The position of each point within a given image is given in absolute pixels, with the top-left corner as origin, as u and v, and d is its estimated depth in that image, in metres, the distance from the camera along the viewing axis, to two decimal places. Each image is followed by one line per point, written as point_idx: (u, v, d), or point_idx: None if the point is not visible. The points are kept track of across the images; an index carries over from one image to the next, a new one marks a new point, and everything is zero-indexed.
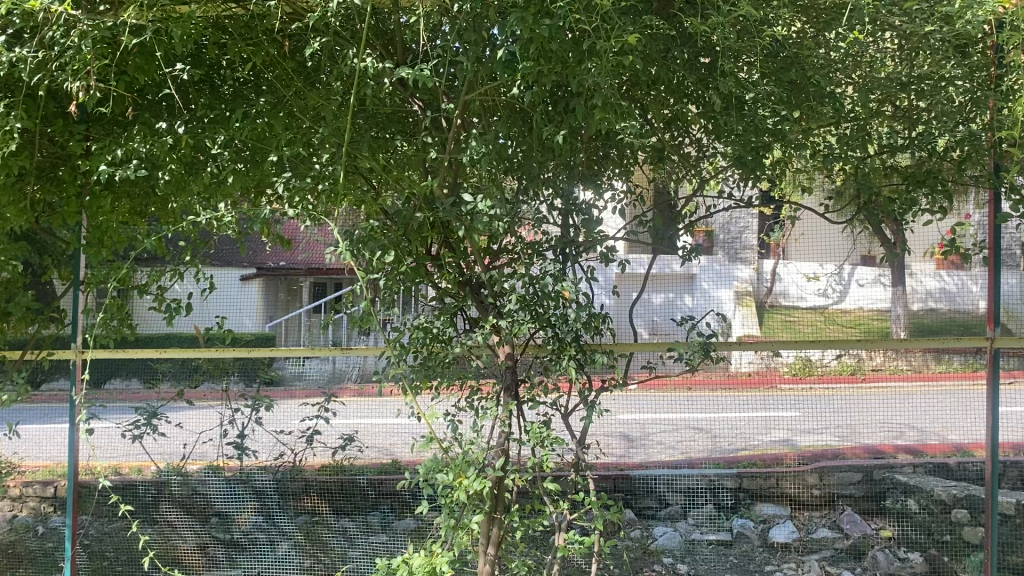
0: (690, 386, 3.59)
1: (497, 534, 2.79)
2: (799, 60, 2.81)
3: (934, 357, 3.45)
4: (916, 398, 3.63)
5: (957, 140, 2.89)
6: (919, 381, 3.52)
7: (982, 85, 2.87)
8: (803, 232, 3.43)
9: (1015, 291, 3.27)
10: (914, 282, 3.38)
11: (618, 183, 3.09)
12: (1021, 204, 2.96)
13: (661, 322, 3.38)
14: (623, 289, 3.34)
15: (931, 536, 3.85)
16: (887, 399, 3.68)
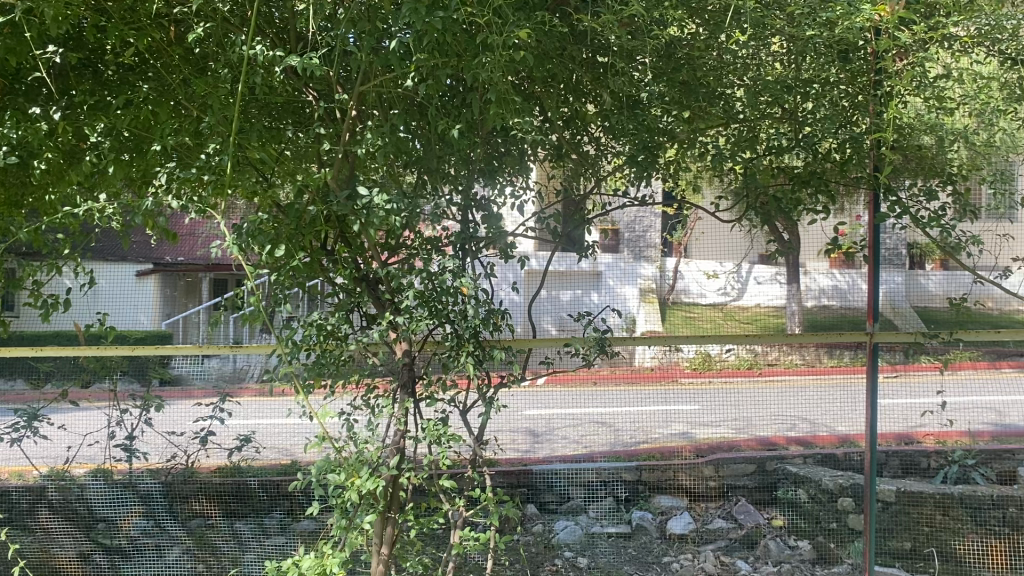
0: (596, 379, 3.74)
1: (391, 534, 2.75)
2: (690, 61, 2.93)
3: (825, 352, 3.61)
4: (809, 390, 3.84)
5: (838, 144, 3.01)
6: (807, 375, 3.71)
7: (864, 89, 2.97)
8: (703, 231, 3.50)
9: (898, 287, 3.43)
10: (809, 280, 3.48)
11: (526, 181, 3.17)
12: (896, 205, 3.07)
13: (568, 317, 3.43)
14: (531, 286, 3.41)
15: (819, 523, 3.97)
16: (779, 392, 3.85)
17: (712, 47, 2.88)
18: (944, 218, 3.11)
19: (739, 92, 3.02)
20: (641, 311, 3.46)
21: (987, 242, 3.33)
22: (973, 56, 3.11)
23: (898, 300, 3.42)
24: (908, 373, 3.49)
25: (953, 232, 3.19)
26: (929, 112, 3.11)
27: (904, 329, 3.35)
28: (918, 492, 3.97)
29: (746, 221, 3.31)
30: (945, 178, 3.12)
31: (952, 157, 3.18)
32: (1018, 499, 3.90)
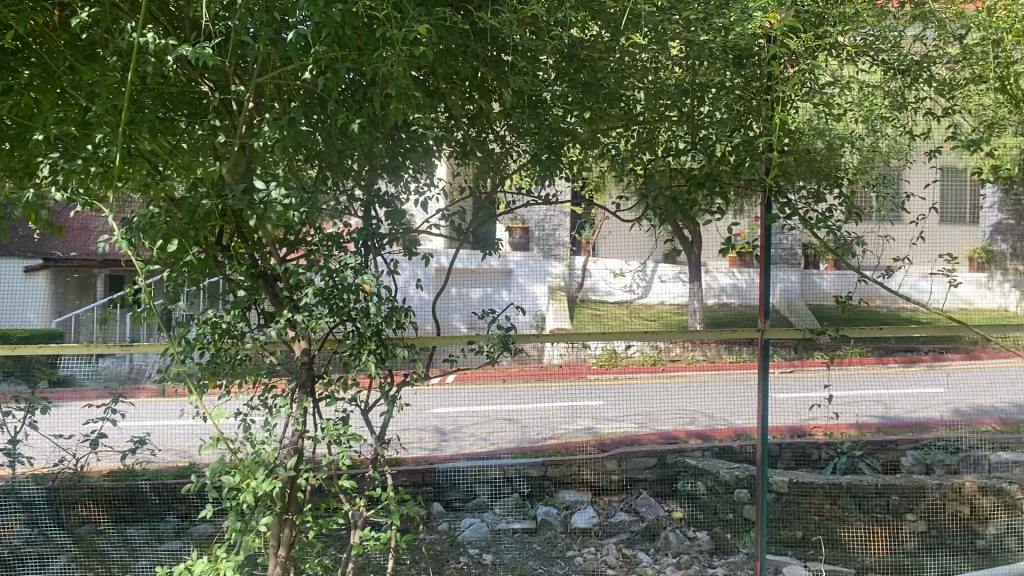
0: (507, 378, 3.63)
1: (289, 536, 2.70)
2: (592, 61, 2.95)
3: (725, 348, 3.68)
4: (709, 385, 3.83)
5: (732, 146, 3.13)
6: (710, 370, 3.71)
7: (758, 94, 3.04)
8: (612, 229, 3.51)
9: (793, 286, 3.51)
10: (709, 278, 3.56)
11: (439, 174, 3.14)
12: (785, 206, 3.16)
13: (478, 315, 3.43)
14: (441, 284, 3.39)
15: (717, 515, 4.10)
16: (685, 384, 3.87)
17: (612, 49, 2.93)
18: (830, 219, 3.25)
19: (638, 93, 3.09)
20: (550, 309, 3.49)
21: (870, 243, 3.50)
22: (859, 65, 3.29)
23: (794, 300, 3.53)
24: (803, 368, 3.56)
25: (841, 233, 3.34)
26: (817, 119, 3.23)
27: (798, 326, 3.51)
28: (808, 483, 4.10)
29: (644, 221, 3.45)
30: (831, 182, 3.28)
31: (842, 162, 3.29)
32: (900, 487, 4.15)
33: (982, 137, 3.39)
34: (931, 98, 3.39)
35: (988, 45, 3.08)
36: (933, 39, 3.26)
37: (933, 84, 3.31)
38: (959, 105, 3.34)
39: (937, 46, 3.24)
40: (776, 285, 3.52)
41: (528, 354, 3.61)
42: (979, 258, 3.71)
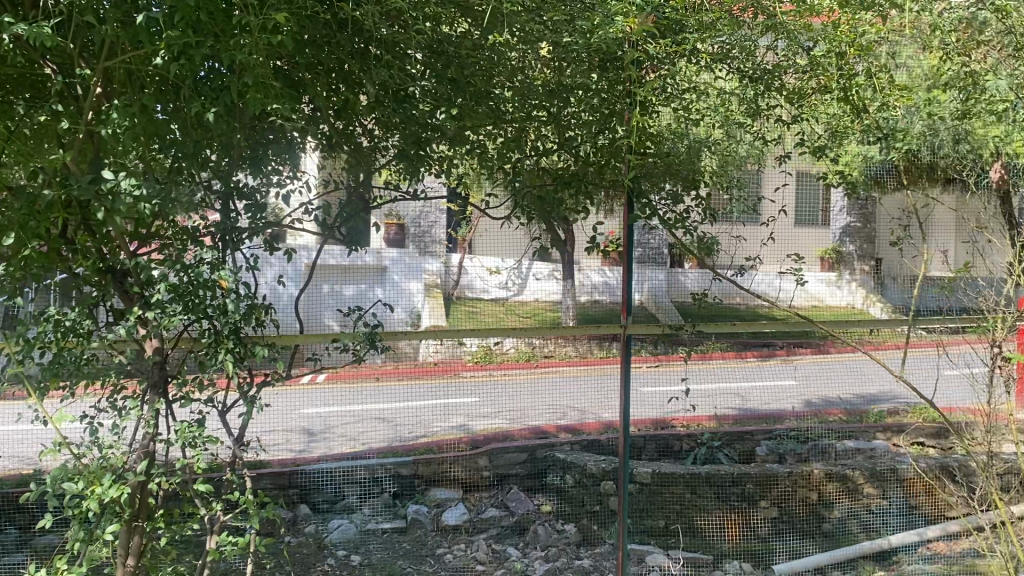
0: (378, 376, 3.60)
1: (138, 544, 2.60)
2: (460, 59, 2.95)
3: (597, 344, 3.66)
4: (580, 381, 3.93)
5: (597, 148, 3.17)
6: (580, 366, 3.74)
7: (621, 97, 3.12)
8: (487, 229, 3.52)
9: (661, 284, 3.63)
10: (583, 276, 3.61)
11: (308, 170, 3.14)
12: (647, 207, 3.29)
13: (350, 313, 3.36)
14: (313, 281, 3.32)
15: (583, 507, 4.27)
16: (556, 381, 3.92)
17: (481, 48, 2.95)
18: (688, 219, 3.42)
19: (506, 94, 3.13)
20: (425, 306, 3.51)
21: (723, 243, 3.61)
22: (717, 74, 3.50)
23: (661, 297, 3.63)
24: (668, 362, 3.71)
25: (700, 234, 3.48)
26: (676, 124, 3.44)
27: (665, 321, 3.59)
28: (668, 472, 4.33)
29: (512, 219, 3.42)
30: (688, 184, 3.40)
31: (700, 165, 3.47)
32: (753, 476, 4.43)
33: (826, 143, 3.68)
34: (779, 107, 3.62)
35: (833, 57, 3.31)
36: (783, 50, 3.41)
37: (782, 92, 3.51)
38: (807, 112, 3.57)
39: (785, 55, 3.39)
40: (645, 284, 3.61)
41: (400, 351, 3.55)
42: (830, 258, 3.94)
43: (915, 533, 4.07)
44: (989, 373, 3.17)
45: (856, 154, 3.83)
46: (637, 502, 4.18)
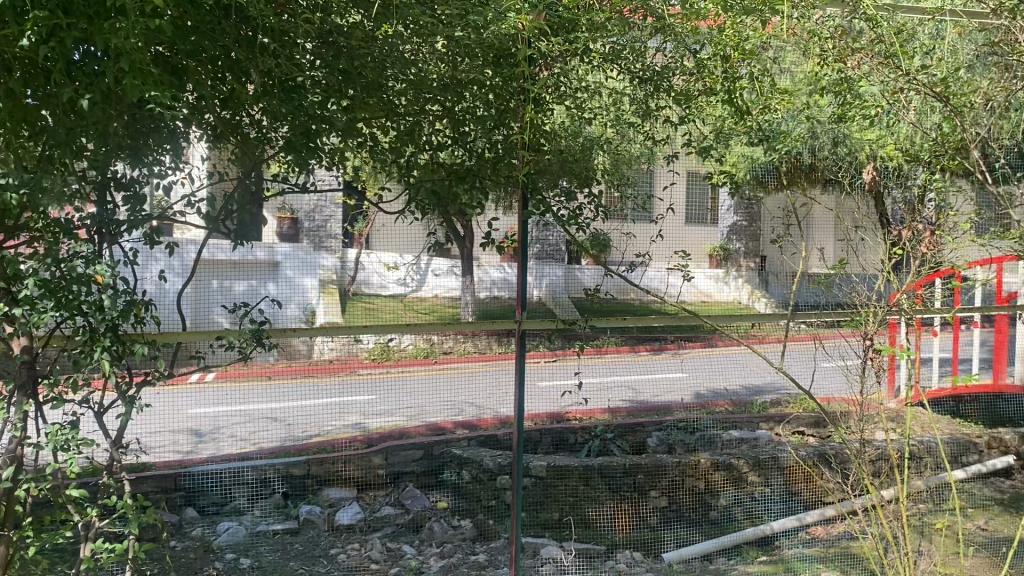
0: (270, 374, 3.48)
1: (4, 553, 2.47)
2: (351, 50, 2.88)
3: (497, 340, 3.69)
4: (482, 377, 3.84)
5: (490, 144, 3.22)
6: (480, 362, 3.71)
7: (515, 95, 3.15)
8: (385, 223, 3.42)
9: (558, 280, 3.69)
10: (481, 273, 3.60)
11: (198, 162, 3.00)
12: (542, 204, 3.33)
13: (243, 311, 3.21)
14: (200, 276, 3.20)
15: (480, 502, 4.27)
16: (454, 378, 3.87)
17: (374, 39, 2.89)
18: (581, 217, 3.52)
19: (400, 86, 3.07)
20: (320, 304, 3.41)
21: (615, 240, 3.70)
22: (607, 72, 3.58)
23: (559, 293, 3.68)
24: (563, 356, 3.79)
25: (592, 231, 3.60)
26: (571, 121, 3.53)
27: (561, 317, 3.64)
28: (564, 464, 4.42)
29: (407, 213, 3.37)
30: (581, 181, 3.50)
31: (594, 163, 3.55)
32: (643, 467, 4.51)
33: (711, 144, 3.82)
34: (668, 108, 3.73)
35: (718, 60, 3.50)
36: (671, 52, 3.58)
37: (671, 93, 3.64)
38: (693, 113, 3.71)
39: (671, 58, 3.59)
40: (542, 280, 3.69)
41: (293, 347, 3.43)
42: (718, 256, 4.12)
43: (795, 518, 4.27)
44: (862, 363, 3.29)
45: (735, 154, 3.92)
46: (532, 495, 4.19)
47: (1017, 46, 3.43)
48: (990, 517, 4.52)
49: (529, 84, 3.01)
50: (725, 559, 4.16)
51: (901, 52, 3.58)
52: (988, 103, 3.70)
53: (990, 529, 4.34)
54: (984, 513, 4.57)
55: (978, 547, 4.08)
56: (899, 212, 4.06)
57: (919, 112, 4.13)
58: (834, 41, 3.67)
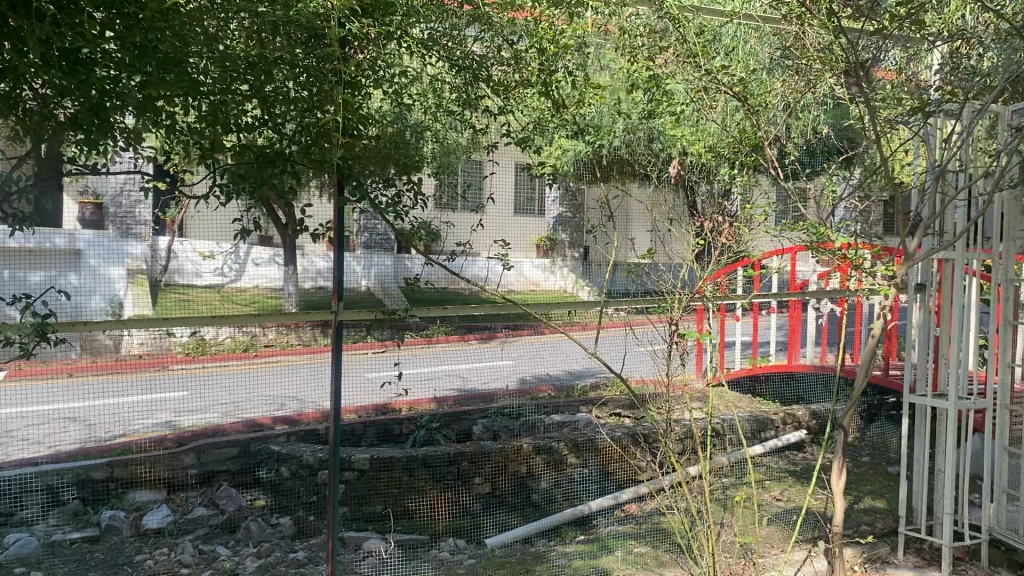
0: (72, 371, 3.25)
1: None
2: (146, 23, 2.70)
3: (323, 332, 3.52)
4: (302, 369, 3.74)
5: (301, 127, 3.10)
6: (307, 355, 3.56)
7: (328, 76, 3.03)
8: (200, 212, 3.24)
9: (387, 269, 3.65)
10: (306, 262, 3.47)
11: None
12: (357, 191, 3.23)
13: (34, 304, 2.97)
14: None
15: (299, 499, 4.18)
16: (274, 371, 3.73)
17: (171, 11, 2.75)
18: (400, 204, 3.49)
19: (204, 64, 2.92)
20: (127, 296, 3.16)
21: (437, 228, 3.70)
22: (426, 58, 3.55)
23: (386, 281, 3.62)
24: (394, 348, 3.74)
25: (408, 219, 3.58)
26: (390, 107, 3.48)
27: (387, 307, 3.58)
28: (387, 456, 4.32)
29: (211, 197, 3.19)
30: (401, 168, 3.48)
31: (421, 153, 3.61)
32: (468, 454, 4.49)
33: (529, 136, 3.93)
34: (488, 98, 3.77)
35: (534, 52, 3.70)
36: (488, 42, 3.62)
37: (489, 82, 3.64)
38: (511, 105, 3.81)
39: (488, 46, 3.60)
40: (371, 269, 3.61)
41: (103, 340, 3.27)
42: (546, 246, 4.09)
43: (612, 497, 4.54)
44: (669, 347, 3.42)
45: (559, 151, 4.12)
46: (353, 489, 4.23)
47: (804, 52, 3.77)
48: (783, 487, 4.90)
49: (342, 64, 2.91)
50: (544, 541, 4.27)
51: (704, 52, 3.85)
52: (778, 105, 4.12)
53: (783, 499, 4.70)
54: (778, 484, 4.95)
55: (773, 515, 4.41)
56: (705, 204, 4.40)
57: (720, 110, 4.44)
58: (645, 38, 3.91)
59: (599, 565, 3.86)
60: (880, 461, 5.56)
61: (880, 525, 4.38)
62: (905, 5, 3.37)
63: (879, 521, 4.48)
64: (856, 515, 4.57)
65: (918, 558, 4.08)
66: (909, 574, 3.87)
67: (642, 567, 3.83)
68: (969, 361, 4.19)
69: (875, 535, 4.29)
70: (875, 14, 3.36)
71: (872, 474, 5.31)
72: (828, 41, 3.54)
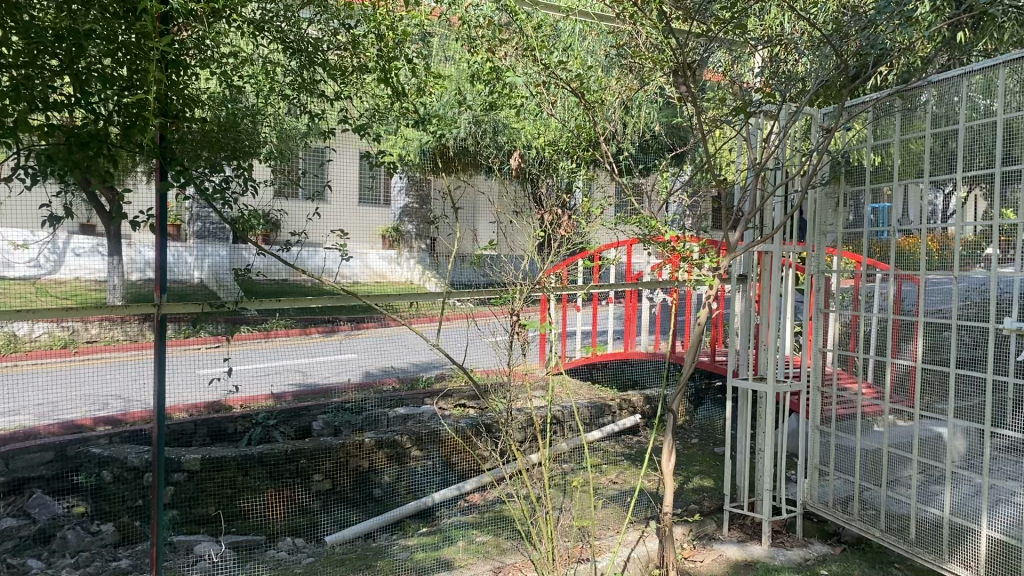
0: None
1: None
2: None
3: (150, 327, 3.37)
4: (129, 368, 3.51)
5: (120, 107, 2.87)
6: (134, 351, 3.42)
7: (146, 53, 2.82)
8: (13, 197, 3.00)
9: (222, 261, 3.54)
10: (133, 253, 3.30)
11: None
12: (180, 175, 3.06)
13: None
14: None
15: (124, 503, 3.93)
16: (97, 371, 3.61)
17: None
18: (228, 192, 3.36)
19: (4, 34, 2.65)
20: None
21: (276, 217, 3.64)
22: (257, 39, 3.47)
23: (221, 272, 3.52)
24: (232, 342, 3.69)
25: (237, 207, 3.42)
26: (219, 88, 3.40)
27: (224, 300, 3.46)
28: (220, 456, 4.13)
29: (16, 180, 2.93)
30: (231, 155, 3.34)
31: (260, 137, 3.53)
32: (307, 450, 4.36)
33: (367, 123, 3.85)
34: (326, 82, 3.67)
35: (372, 38, 3.59)
36: (322, 26, 3.53)
37: (326, 67, 3.57)
38: (349, 90, 3.72)
39: (322, 30, 3.52)
40: (205, 260, 3.48)
41: None
42: (391, 236, 4.08)
43: (455, 488, 4.55)
44: (510, 338, 3.46)
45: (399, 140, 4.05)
46: (183, 492, 4.03)
47: (636, 51, 3.89)
48: (619, 470, 5.07)
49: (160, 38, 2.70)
50: (386, 535, 4.22)
51: (542, 45, 3.92)
52: (614, 101, 4.26)
53: (619, 481, 4.87)
54: (615, 467, 5.11)
55: (609, 498, 4.56)
56: (553, 192, 4.44)
57: (557, 104, 4.52)
58: (484, 30, 3.90)
59: (442, 556, 3.84)
60: (708, 442, 5.87)
61: (707, 503, 4.62)
62: (727, 9, 3.57)
63: (707, 499, 4.72)
64: (685, 495, 4.81)
65: (741, 532, 4.32)
66: (733, 548, 4.10)
67: (484, 555, 3.84)
68: (785, 347, 4.48)
69: (702, 513, 4.53)
70: (700, 17, 3.52)
71: (700, 455, 5.59)
72: (658, 40, 3.68)
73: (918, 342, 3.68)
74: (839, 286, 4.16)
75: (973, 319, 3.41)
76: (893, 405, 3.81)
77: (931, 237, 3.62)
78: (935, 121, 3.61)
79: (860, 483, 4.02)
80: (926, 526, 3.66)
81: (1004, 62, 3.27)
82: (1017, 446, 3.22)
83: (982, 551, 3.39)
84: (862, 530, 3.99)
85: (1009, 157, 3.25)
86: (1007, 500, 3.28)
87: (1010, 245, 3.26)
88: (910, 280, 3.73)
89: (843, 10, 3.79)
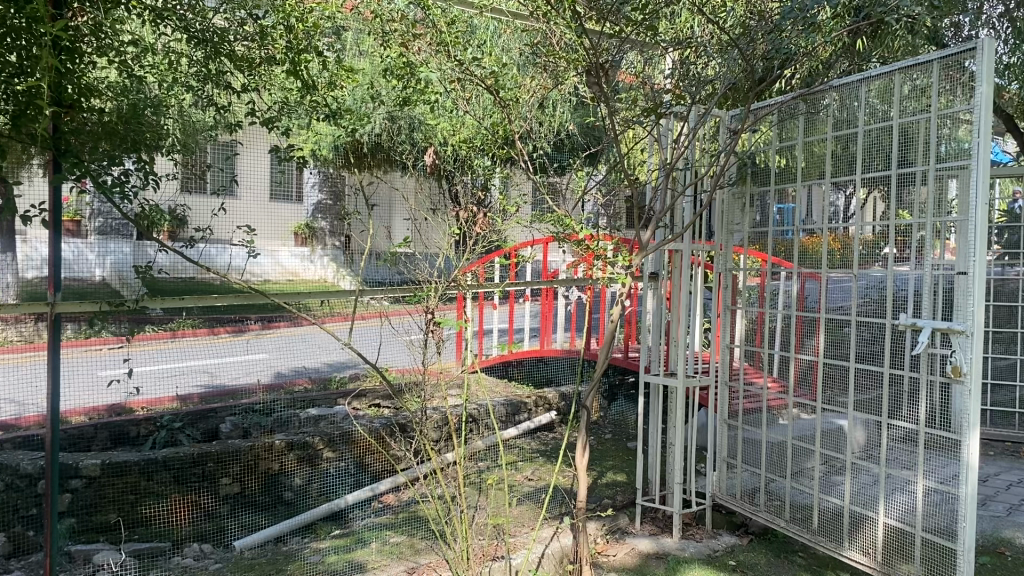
0: None
1: None
2: None
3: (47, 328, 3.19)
4: (22, 369, 3.37)
5: (10, 94, 2.74)
6: (29, 352, 3.21)
7: (39, 39, 2.71)
8: None
9: (125, 257, 3.50)
10: (28, 249, 3.11)
11: None
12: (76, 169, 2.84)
13: None
14: None
15: (17, 513, 3.72)
16: None
17: None
18: (127, 185, 3.13)
19: None
20: None
21: (181, 211, 3.54)
22: (160, 28, 3.43)
23: (123, 269, 3.46)
24: (133, 342, 3.66)
25: (137, 199, 3.24)
26: (118, 78, 3.28)
27: (128, 298, 3.41)
28: (121, 460, 3.99)
29: None
30: (130, 147, 3.17)
31: (163, 129, 3.41)
32: (214, 454, 4.24)
33: (274, 116, 3.70)
34: (232, 73, 3.55)
35: (280, 29, 3.53)
36: (229, 15, 3.42)
37: (232, 57, 3.40)
38: (256, 82, 3.59)
39: (228, 18, 3.40)
40: (107, 257, 3.43)
41: None
42: (305, 234, 4.33)
43: (369, 488, 4.50)
44: (425, 336, 3.42)
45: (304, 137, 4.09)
46: (81, 499, 3.91)
47: (551, 49, 3.89)
48: (534, 467, 5.09)
49: (51, 24, 2.57)
50: (298, 539, 4.13)
51: (456, 41, 3.89)
52: (529, 100, 4.27)
53: (534, 478, 4.88)
54: (530, 464, 5.12)
55: (525, 496, 4.57)
56: (468, 190, 4.45)
57: (471, 101, 4.50)
58: (397, 24, 3.89)
59: (354, 558, 3.78)
60: (621, 437, 5.96)
61: (620, 498, 4.69)
62: (639, 11, 3.57)
63: (620, 494, 4.79)
64: (599, 490, 4.86)
65: (653, 526, 4.40)
66: (645, 541, 4.17)
67: (398, 556, 3.80)
68: (695, 343, 4.58)
69: (615, 508, 4.59)
70: (613, 18, 3.56)
71: (614, 450, 5.67)
72: (571, 40, 3.71)
73: (820, 338, 3.82)
74: (746, 283, 4.28)
75: (870, 315, 3.55)
76: (796, 399, 3.94)
77: (831, 237, 3.75)
78: (835, 125, 3.74)
79: (765, 475, 4.15)
80: (826, 515, 3.79)
81: (898, 69, 3.41)
82: (910, 436, 3.36)
83: (878, 538, 3.53)
84: (767, 520, 4.12)
85: (903, 161, 3.40)
86: (902, 489, 3.41)
87: (905, 244, 3.41)
88: (812, 278, 3.88)
89: (750, 15, 3.89)
